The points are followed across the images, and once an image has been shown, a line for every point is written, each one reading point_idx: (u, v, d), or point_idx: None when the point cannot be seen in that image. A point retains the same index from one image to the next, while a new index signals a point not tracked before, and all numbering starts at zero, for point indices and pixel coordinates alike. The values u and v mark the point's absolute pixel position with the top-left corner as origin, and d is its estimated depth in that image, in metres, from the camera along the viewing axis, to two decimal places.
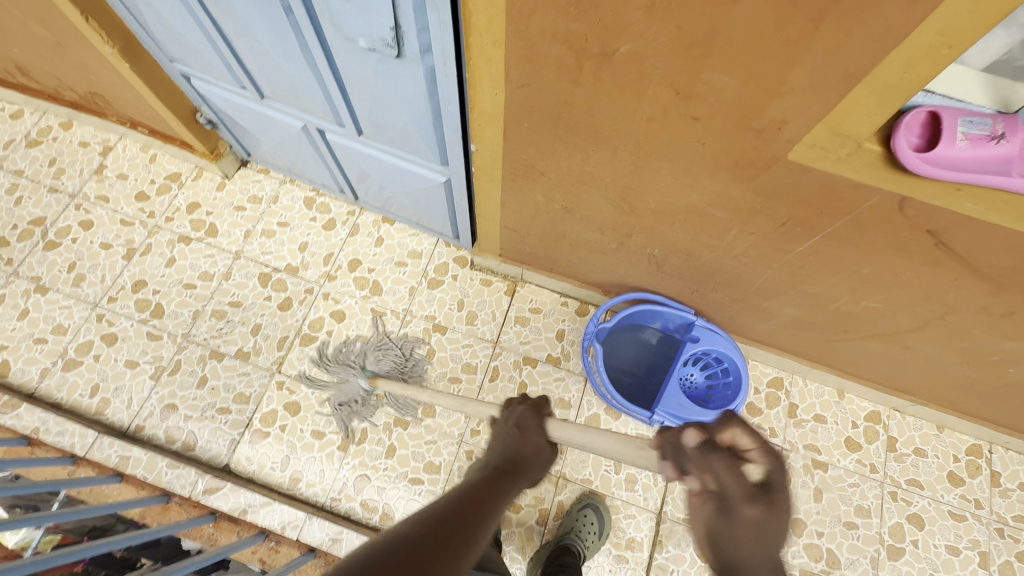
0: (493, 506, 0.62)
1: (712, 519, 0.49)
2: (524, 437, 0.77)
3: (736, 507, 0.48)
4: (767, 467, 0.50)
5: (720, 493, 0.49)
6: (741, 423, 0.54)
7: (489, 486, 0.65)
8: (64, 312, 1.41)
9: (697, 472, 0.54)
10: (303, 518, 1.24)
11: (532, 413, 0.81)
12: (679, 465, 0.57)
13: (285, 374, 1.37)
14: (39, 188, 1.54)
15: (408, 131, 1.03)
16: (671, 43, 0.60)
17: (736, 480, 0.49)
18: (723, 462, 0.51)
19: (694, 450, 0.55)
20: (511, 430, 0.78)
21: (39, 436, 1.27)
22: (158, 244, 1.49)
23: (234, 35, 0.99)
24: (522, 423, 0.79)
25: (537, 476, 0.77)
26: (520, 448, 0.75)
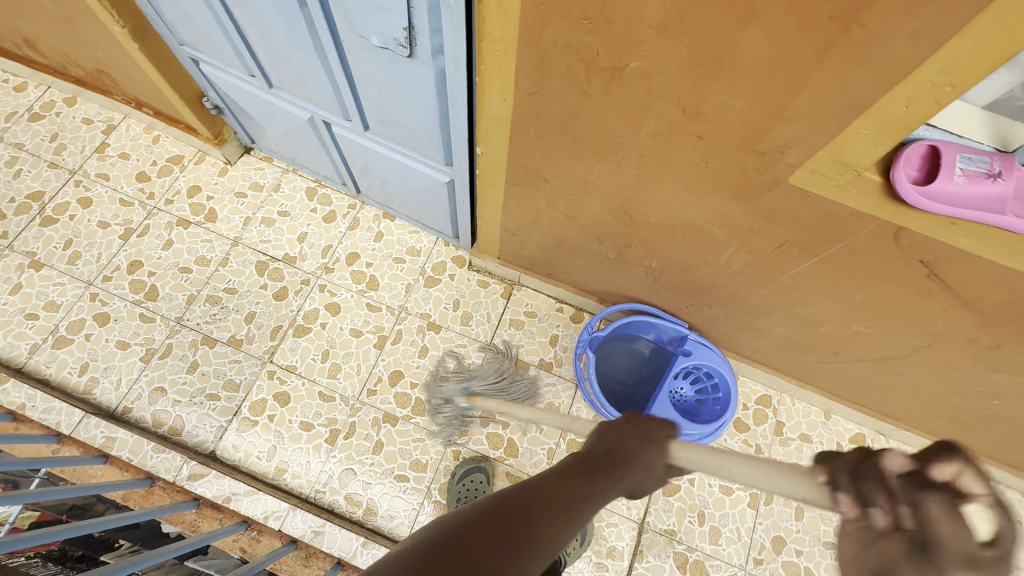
0: (584, 508, 0.52)
1: (907, 567, 0.39)
2: (639, 441, 0.62)
3: (946, 568, 0.37)
4: (1000, 524, 0.38)
5: (923, 540, 0.39)
6: (969, 459, 0.41)
7: (582, 484, 0.55)
8: (57, 288, 1.40)
9: (887, 504, 0.43)
10: (286, 509, 1.24)
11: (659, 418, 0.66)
12: (856, 487, 0.47)
13: (277, 364, 1.37)
14: (39, 163, 1.53)
15: (415, 130, 1.03)
16: (680, 62, 0.61)
17: (957, 535, 0.38)
18: (941, 509, 0.40)
19: (894, 481, 0.43)
20: (626, 428, 0.64)
21: (25, 412, 1.26)
22: (156, 226, 1.48)
23: (247, 23, 0.99)
24: (642, 427, 0.63)
25: (642, 492, 0.62)
26: (632, 456, 0.61)
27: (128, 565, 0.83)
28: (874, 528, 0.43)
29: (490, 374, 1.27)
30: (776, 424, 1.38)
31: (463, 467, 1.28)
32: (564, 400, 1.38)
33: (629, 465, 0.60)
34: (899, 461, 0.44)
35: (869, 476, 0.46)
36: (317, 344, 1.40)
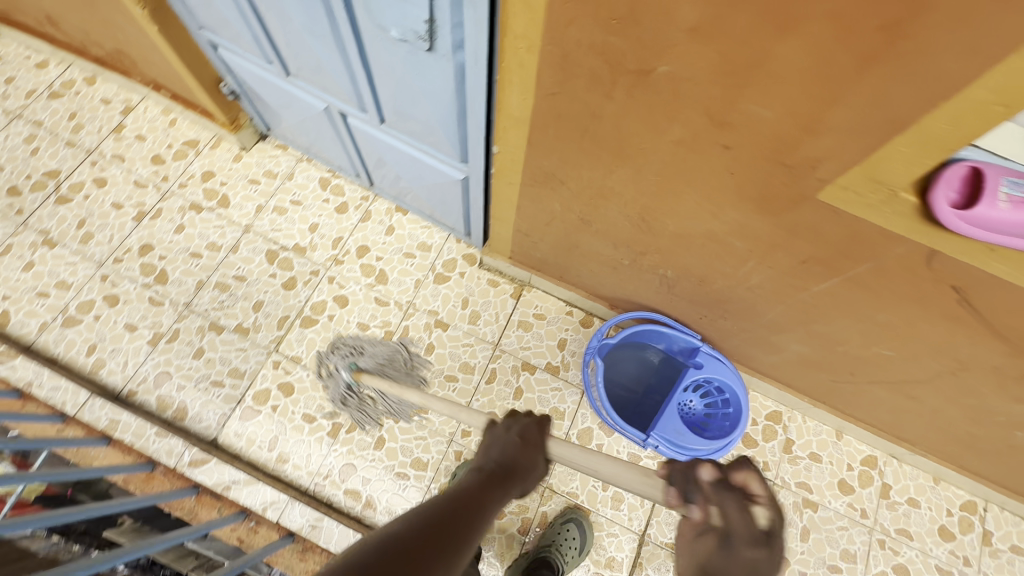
0: (484, 508, 0.63)
1: (711, 548, 0.56)
2: (522, 445, 0.76)
3: (737, 547, 0.54)
4: (770, 516, 0.56)
5: (727, 533, 0.56)
6: (753, 469, 0.59)
7: (479, 490, 0.65)
8: (69, 268, 1.40)
9: (702, 503, 0.60)
10: (285, 500, 1.24)
11: (535, 423, 0.80)
12: (679, 487, 0.63)
13: (282, 354, 1.37)
14: (56, 141, 1.53)
15: (431, 125, 1.01)
16: (710, 69, 0.58)
17: (747, 524, 0.55)
18: (734, 507, 0.57)
19: (708, 486, 0.60)
20: (508, 436, 0.77)
21: (32, 389, 1.27)
22: (169, 209, 1.48)
23: (266, 10, 0.98)
24: (523, 432, 0.77)
25: (528, 488, 0.76)
26: (517, 458, 0.74)
27: (119, 555, 0.82)
28: (692, 520, 0.60)
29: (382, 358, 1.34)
30: (785, 441, 1.35)
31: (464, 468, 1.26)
32: (570, 405, 1.36)
33: (516, 467, 0.73)
34: (710, 471, 0.61)
35: (695, 481, 0.62)
36: (323, 336, 1.39)
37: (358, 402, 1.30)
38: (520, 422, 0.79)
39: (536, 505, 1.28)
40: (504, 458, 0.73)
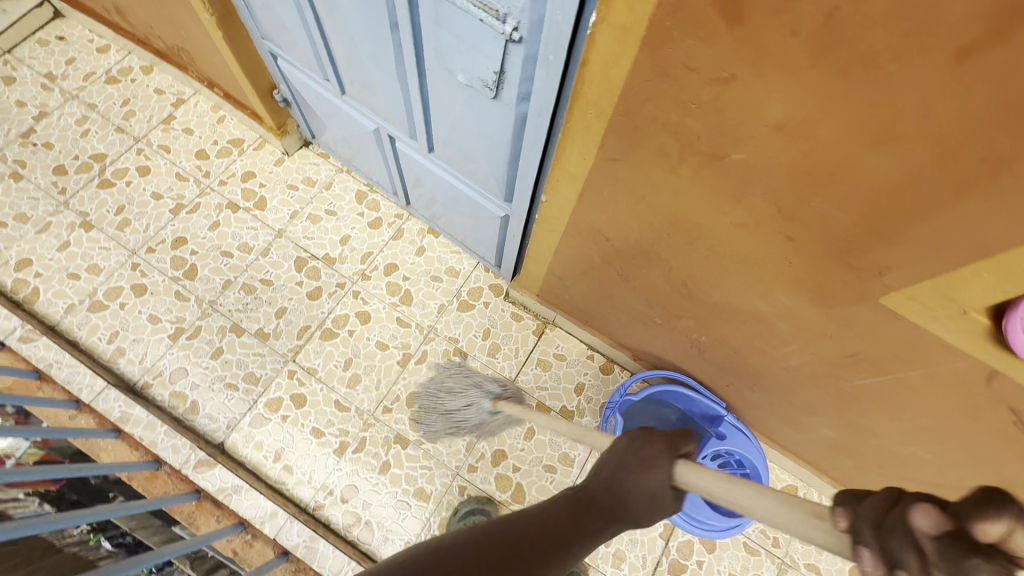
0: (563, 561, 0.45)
1: None
2: (642, 471, 0.57)
3: None
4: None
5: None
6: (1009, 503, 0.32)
7: (566, 518, 0.50)
8: (102, 252, 1.42)
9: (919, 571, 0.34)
10: (284, 517, 1.22)
11: (658, 443, 0.60)
12: (875, 543, 0.37)
13: (299, 364, 1.36)
14: (107, 125, 1.56)
15: (480, 164, 1.00)
16: (787, 165, 0.56)
17: None
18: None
19: (919, 545, 0.34)
20: (629, 456, 0.58)
21: (50, 371, 1.27)
22: (206, 205, 1.49)
23: (333, 32, 0.98)
24: (647, 455, 0.58)
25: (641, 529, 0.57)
26: (629, 490, 0.55)
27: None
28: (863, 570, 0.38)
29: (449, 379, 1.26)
30: None
31: (467, 511, 1.24)
32: (580, 452, 1.32)
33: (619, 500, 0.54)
34: (930, 515, 0.34)
35: (897, 532, 0.36)
36: (341, 351, 1.38)
37: (437, 412, 1.24)
38: (644, 440, 0.60)
39: None
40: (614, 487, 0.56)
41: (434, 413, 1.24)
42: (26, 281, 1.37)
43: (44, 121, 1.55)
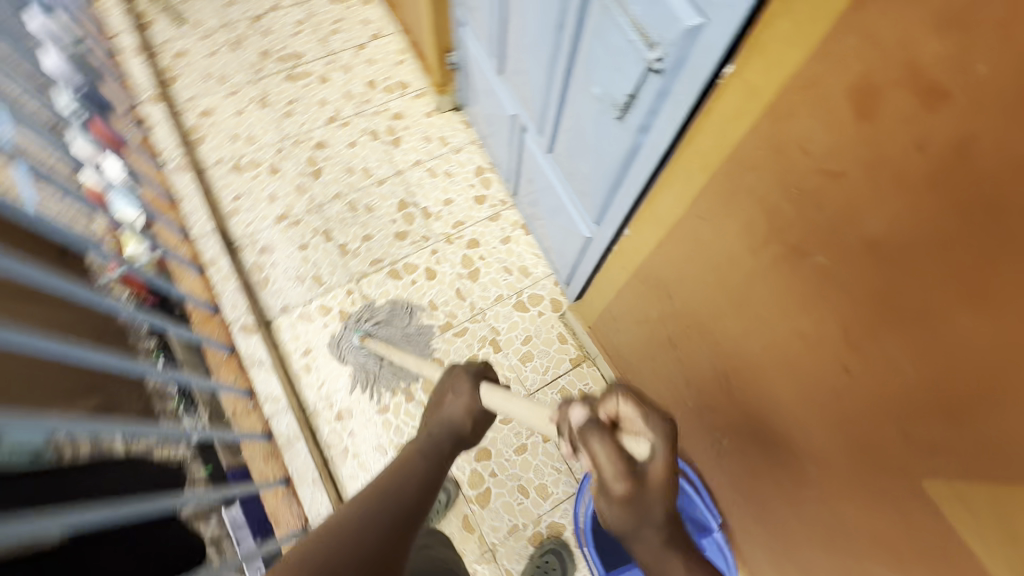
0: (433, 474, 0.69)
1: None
2: (456, 400, 0.83)
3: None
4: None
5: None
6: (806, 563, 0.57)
7: (426, 453, 0.73)
8: (263, 129, 1.65)
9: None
10: (282, 407, 1.30)
11: (459, 379, 0.86)
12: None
13: (359, 287, 1.47)
14: (315, 33, 1.81)
15: (586, 180, 1.03)
16: (869, 289, 0.51)
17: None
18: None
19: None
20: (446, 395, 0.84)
21: (181, 201, 1.49)
22: (355, 126, 1.67)
23: (512, 18, 1.06)
24: (456, 387, 0.84)
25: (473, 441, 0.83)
26: (454, 417, 0.81)
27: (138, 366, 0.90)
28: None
29: (381, 316, 1.45)
30: None
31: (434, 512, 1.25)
32: (559, 493, 1.31)
33: (456, 424, 0.79)
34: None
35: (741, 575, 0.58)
36: (397, 293, 1.48)
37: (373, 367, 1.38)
38: (457, 379, 0.86)
39: (473, 558, 1.25)
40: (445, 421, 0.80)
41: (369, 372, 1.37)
42: (201, 128, 1.64)
43: (273, 13, 1.84)
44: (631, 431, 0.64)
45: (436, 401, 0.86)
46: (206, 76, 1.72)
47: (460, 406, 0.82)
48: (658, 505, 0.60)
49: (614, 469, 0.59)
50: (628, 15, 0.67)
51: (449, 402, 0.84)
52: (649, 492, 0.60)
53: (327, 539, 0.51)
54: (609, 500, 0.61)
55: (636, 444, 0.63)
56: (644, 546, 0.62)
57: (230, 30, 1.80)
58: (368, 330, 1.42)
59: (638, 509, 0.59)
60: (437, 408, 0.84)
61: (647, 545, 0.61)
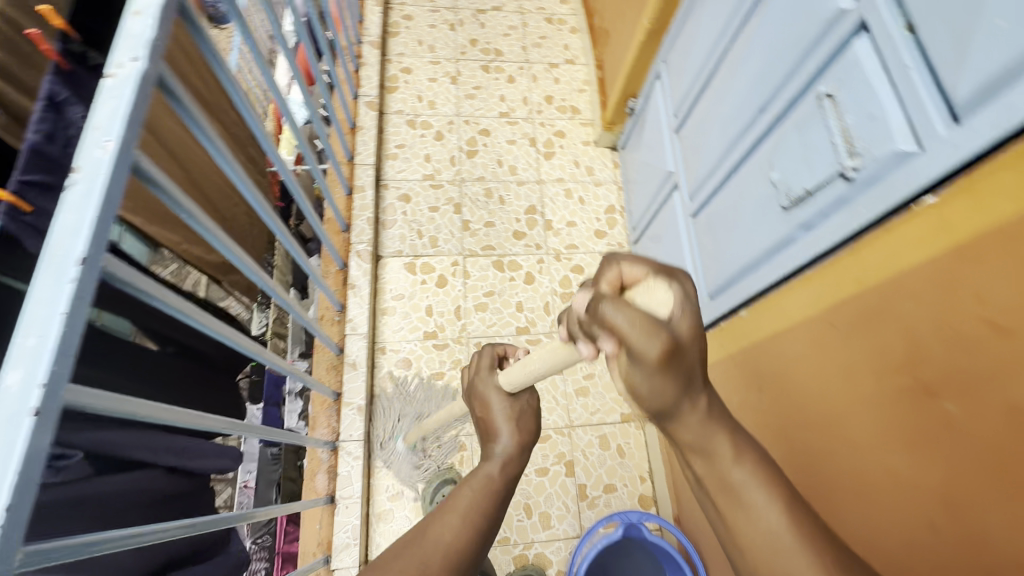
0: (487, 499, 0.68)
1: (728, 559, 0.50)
2: (486, 408, 0.80)
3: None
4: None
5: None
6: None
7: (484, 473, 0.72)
8: (444, 101, 1.83)
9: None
10: (360, 333, 1.37)
11: (484, 377, 0.84)
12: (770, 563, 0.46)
13: (465, 263, 1.58)
14: (520, 40, 1.99)
15: (720, 252, 1.06)
16: (989, 451, 0.51)
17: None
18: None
19: None
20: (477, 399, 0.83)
21: (359, 129, 1.65)
22: (520, 128, 1.82)
23: (712, 88, 1.12)
24: (483, 396, 0.82)
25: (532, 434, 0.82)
26: (491, 431, 0.79)
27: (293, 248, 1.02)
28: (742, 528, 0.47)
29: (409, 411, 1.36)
30: None
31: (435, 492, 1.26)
32: (560, 528, 1.31)
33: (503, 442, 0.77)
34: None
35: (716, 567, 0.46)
36: (493, 282, 1.57)
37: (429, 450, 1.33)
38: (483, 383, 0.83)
39: None
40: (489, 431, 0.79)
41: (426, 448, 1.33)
42: (398, 80, 1.85)
43: (494, 11, 2.05)
44: (641, 294, 0.48)
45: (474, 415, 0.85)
46: (420, 40, 1.94)
47: (502, 411, 0.80)
48: (695, 358, 0.45)
49: (635, 332, 0.42)
50: (840, 120, 0.71)
51: (492, 411, 0.80)
52: (683, 357, 0.44)
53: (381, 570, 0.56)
54: (633, 370, 0.44)
55: (651, 300, 0.46)
56: (682, 424, 0.49)
57: (454, 12, 2.02)
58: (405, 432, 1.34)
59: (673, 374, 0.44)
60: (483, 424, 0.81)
61: (685, 423, 0.48)
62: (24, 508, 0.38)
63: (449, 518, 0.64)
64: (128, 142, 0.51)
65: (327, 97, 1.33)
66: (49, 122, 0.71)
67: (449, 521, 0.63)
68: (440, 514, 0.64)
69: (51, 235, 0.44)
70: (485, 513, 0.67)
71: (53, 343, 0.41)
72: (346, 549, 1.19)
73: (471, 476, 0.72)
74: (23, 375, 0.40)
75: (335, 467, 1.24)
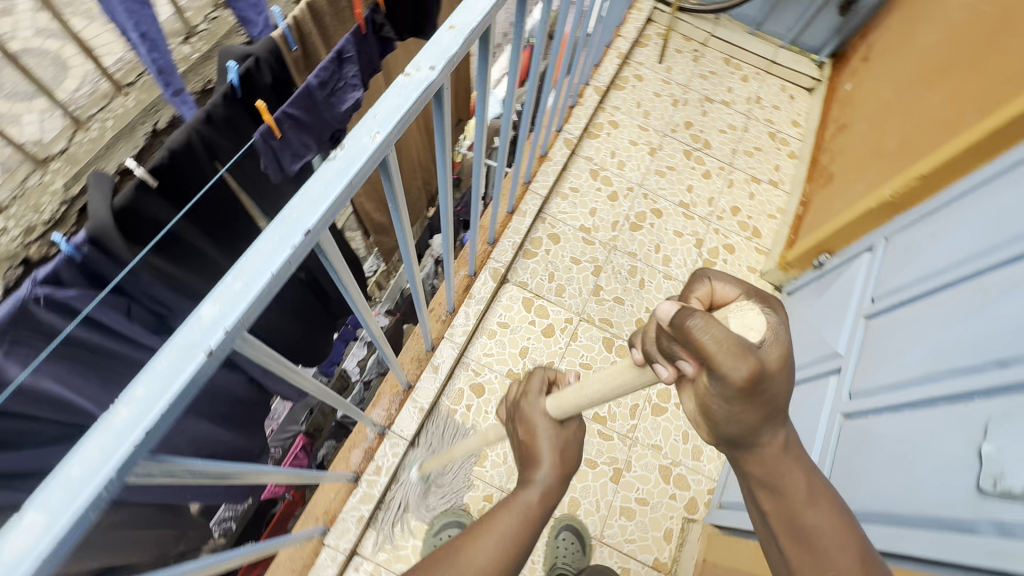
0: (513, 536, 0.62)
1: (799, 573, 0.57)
2: (530, 435, 0.73)
3: None
4: None
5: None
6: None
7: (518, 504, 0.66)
8: (634, 166, 1.81)
9: None
10: (457, 342, 1.39)
11: (531, 394, 0.77)
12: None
13: (577, 324, 1.54)
14: (735, 143, 1.91)
15: (864, 481, 0.90)
16: None
17: None
18: None
19: None
20: (520, 422, 0.75)
21: (547, 160, 1.69)
22: (693, 224, 1.74)
23: (938, 301, 0.97)
24: (527, 421, 0.74)
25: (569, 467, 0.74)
26: (534, 464, 0.70)
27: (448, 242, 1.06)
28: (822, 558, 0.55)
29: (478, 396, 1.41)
30: None
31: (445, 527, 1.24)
32: None
33: (543, 480, 0.69)
34: None
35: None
36: (595, 356, 1.50)
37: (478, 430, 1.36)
38: (530, 405, 0.75)
39: None
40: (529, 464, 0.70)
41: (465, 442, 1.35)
42: (602, 129, 1.86)
43: (722, 105, 1.99)
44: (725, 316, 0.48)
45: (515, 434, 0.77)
46: (639, 103, 1.93)
47: (551, 445, 0.72)
48: (779, 393, 0.50)
49: (728, 350, 0.44)
50: None
51: (539, 439, 0.72)
52: (766, 387, 0.48)
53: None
54: (712, 389, 0.49)
55: (743, 324, 0.47)
56: (758, 457, 0.57)
57: (683, 90, 1.99)
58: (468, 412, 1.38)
59: (756, 400, 0.49)
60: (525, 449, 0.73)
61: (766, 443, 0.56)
62: (159, 432, 0.40)
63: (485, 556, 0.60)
64: (389, 139, 0.53)
65: (540, 116, 1.37)
66: (328, 71, 0.78)
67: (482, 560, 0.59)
68: (457, 554, 0.60)
69: (296, 198, 0.47)
70: (520, 546, 0.63)
71: (252, 296, 0.43)
72: (346, 529, 1.19)
73: (507, 503, 0.66)
74: (217, 314, 0.42)
75: (373, 451, 1.26)
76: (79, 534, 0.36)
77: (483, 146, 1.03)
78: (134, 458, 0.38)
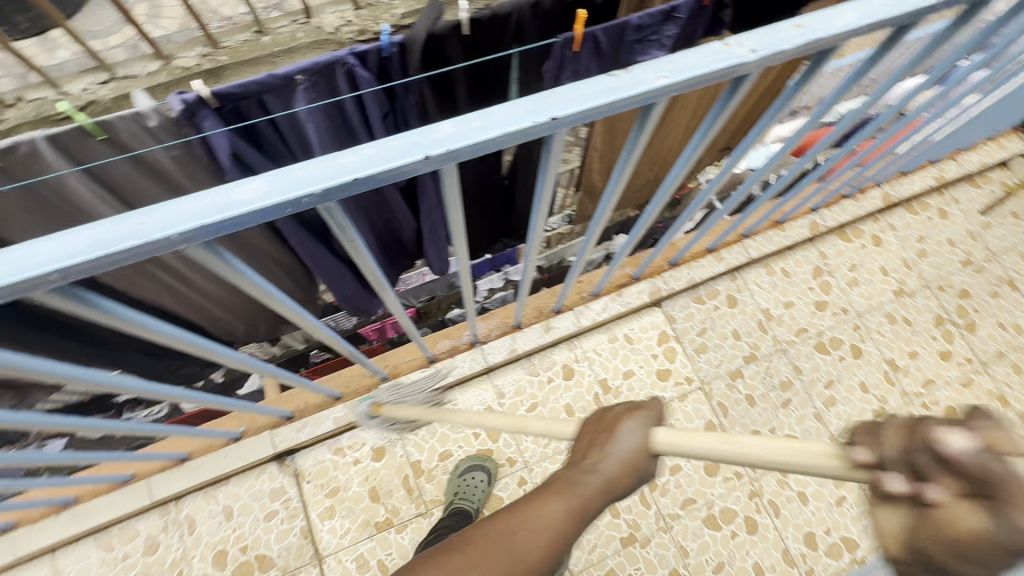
0: (549, 535, 0.54)
1: None
2: (606, 441, 0.59)
3: None
4: None
5: None
6: None
7: (563, 506, 0.56)
8: (866, 292, 1.55)
9: None
10: (580, 322, 1.41)
11: (629, 411, 0.61)
12: None
13: (695, 389, 1.42)
14: (1009, 347, 1.51)
15: None
16: None
17: None
18: None
19: None
20: (603, 423, 0.62)
21: (777, 230, 1.55)
22: (889, 391, 1.45)
23: None
24: (616, 431, 0.60)
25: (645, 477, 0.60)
26: (600, 471, 0.57)
27: (638, 229, 1.07)
28: None
29: (565, 383, 1.39)
30: None
31: (463, 473, 1.26)
32: None
33: (617, 485, 0.57)
34: None
35: None
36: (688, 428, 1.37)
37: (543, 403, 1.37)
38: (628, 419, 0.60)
39: (422, 492, 1.29)
40: (596, 469, 0.58)
41: (537, 406, 1.37)
42: (860, 237, 1.61)
43: None
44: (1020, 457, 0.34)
45: (596, 425, 0.63)
46: (922, 237, 1.62)
47: (620, 458, 0.58)
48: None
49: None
50: None
51: (611, 449, 0.59)
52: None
53: (444, 555, 0.55)
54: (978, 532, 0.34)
55: None
56: None
57: (988, 256, 1.62)
58: (545, 387, 1.39)
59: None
60: (594, 451, 0.59)
61: None
62: (359, 188, 0.47)
63: (535, 535, 0.54)
64: (672, 88, 0.53)
65: (807, 182, 1.24)
66: (652, 20, 0.84)
67: (536, 535, 0.54)
68: (507, 533, 0.55)
69: (563, 88, 0.50)
70: (564, 543, 0.55)
71: (480, 137, 0.48)
72: None
73: (557, 497, 0.57)
74: (449, 134, 0.48)
75: (458, 351, 1.37)
76: (274, 216, 0.46)
77: (719, 176, 1.00)
78: (334, 194, 0.47)
